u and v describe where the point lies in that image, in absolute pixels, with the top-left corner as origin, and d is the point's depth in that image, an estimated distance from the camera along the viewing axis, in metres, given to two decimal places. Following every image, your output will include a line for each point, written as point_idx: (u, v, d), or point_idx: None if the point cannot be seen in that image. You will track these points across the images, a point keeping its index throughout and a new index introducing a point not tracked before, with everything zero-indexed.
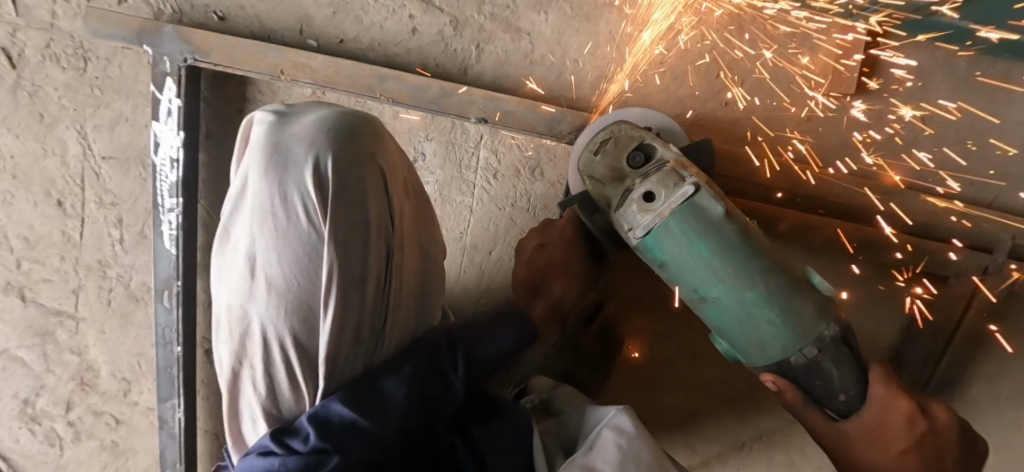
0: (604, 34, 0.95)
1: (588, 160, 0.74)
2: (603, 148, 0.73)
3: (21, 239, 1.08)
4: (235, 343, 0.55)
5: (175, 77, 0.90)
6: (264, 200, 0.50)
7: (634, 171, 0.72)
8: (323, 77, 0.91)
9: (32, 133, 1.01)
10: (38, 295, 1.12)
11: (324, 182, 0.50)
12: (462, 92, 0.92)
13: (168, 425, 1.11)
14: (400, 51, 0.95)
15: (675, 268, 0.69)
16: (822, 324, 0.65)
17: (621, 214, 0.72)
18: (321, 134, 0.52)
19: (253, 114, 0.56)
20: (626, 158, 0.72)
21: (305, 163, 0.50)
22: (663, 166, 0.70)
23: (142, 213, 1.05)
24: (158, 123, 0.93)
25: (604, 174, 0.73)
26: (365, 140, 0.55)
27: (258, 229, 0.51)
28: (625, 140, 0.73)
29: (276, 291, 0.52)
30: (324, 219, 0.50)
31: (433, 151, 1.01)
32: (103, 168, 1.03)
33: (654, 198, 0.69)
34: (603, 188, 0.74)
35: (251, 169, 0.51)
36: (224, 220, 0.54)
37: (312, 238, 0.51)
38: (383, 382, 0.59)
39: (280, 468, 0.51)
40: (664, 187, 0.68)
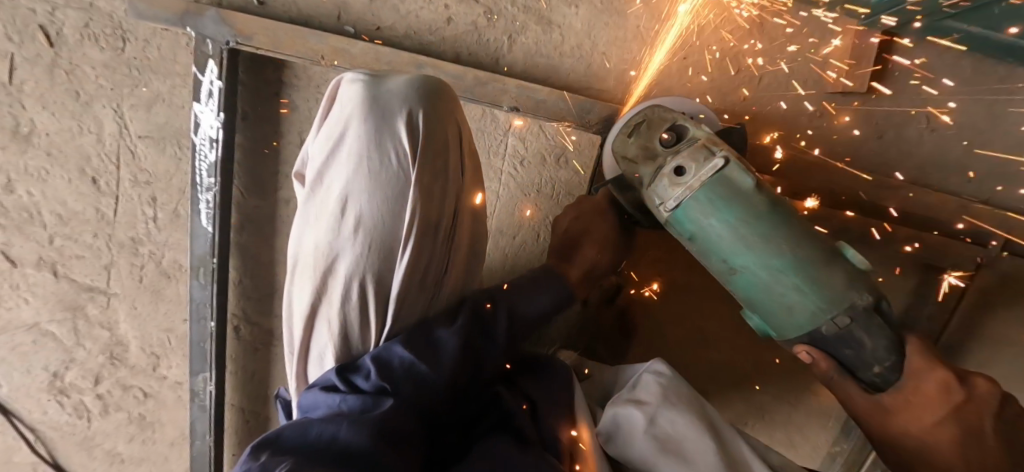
0: (632, 29, 0.99)
1: (620, 142, 0.82)
2: (636, 130, 0.80)
3: (55, 215, 1.10)
4: (316, 281, 0.58)
5: (218, 60, 0.92)
6: (362, 146, 0.55)
7: (666, 150, 0.78)
8: (363, 63, 0.93)
9: (68, 111, 1.03)
10: (70, 271, 1.14)
11: (416, 133, 0.56)
12: (497, 81, 0.95)
13: (199, 398, 1.14)
14: (435, 39, 0.98)
15: (706, 240, 0.76)
16: (855, 293, 0.69)
17: (654, 189, 0.79)
18: (419, 94, 0.58)
19: (344, 74, 0.60)
20: (659, 138, 0.79)
21: (402, 113, 0.55)
22: (692, 143, 0.77)
23: (176, 192, 1.08)
24: (198, 104, 0.95)
25: (637, 153, 0.80)
26: (444, 101, 0.61)
27: (354, 173, 0.55)
28: (658, 121, 0.80)
29: (364, 229, 0.56)
30: (414, 163, 0.56)
31: None
32: (138, 147, 1.05)
33: (686, 173, 0.76)
34: (634, 167, 0.81)
35: (349, 117, 0.56)
36: (314, 166, 0.58)
37: (399, 182, 0.56)
38: (439, 331, 0.65)
39: (343, 404, 0.57)
40: (694, 161, 0.75)
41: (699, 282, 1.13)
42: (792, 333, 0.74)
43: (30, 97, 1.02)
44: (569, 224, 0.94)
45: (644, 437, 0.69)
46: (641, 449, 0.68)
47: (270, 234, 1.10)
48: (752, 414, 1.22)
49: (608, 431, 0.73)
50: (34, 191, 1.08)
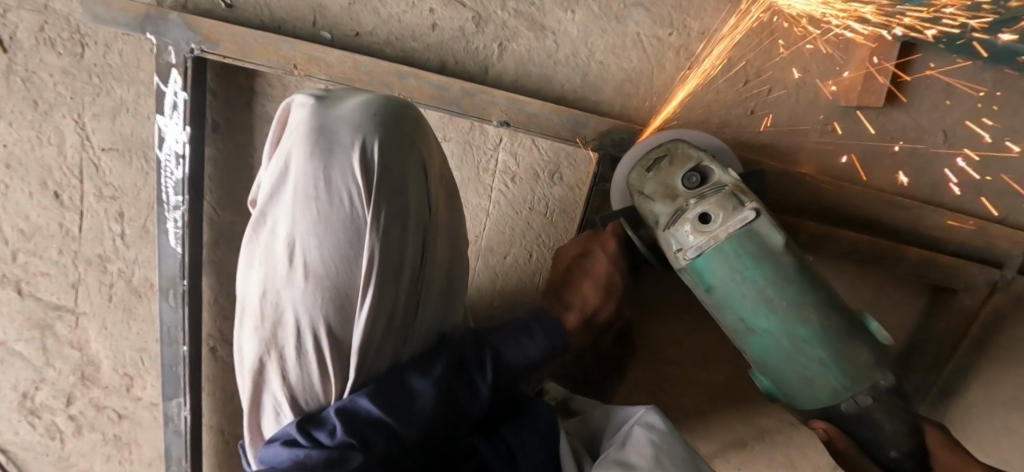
0: (632, 35, 0.92)
1: (638, 175, 0.74)
2: (657, 165, 0.72)
3: (17, 230, 1.04)
4: (266, 331, 0.53)
5: (181, 69, 0.85)
6: (308, 184, 0.49)
7: (688, 191, 0.70)
8: (339, 73, 0.86)
9: (27, 121, 0.96)
10: (37, 289, 1.08)
11: (370, 168, 0.50)
12: (484, 93, 0.88)
13: (173, 423, 1.09)
14: (419, 46, 0.91)
15: (723, 293, 0.69)
16: (876, 372, 0.68)
17: (670, 234, 0.71)
18: (371, 120, 0.51)
19: (292, 98, 0.55)
20: (681, 179, 0.71)
21: (354, 146, 0.49)
22: (718, 187, 0.69)
23: (145, 207, 1.01)
24: (162, 116, 0.88)
25: (656, 190, 0.72)
26: (407, 126, 0.56)
27: (305, 214, 0.50)
28: (682, 158, 0.71)
29: (314, 277, 0.51)
30: (367, 202, 0.50)
31: (450, 151, 0.97)
32: (103, 159, 0.98)
33: (712, 221, 0.68)
34: (650, 204, 0.73)
35: (293, 148, 0.50)
36: (259, 204, 0.52)
37: (353, 222, 0.51)
38: (412, 379, 0.60)
39: (306, 460, 0.52)
40: (723, 210, 0.67)
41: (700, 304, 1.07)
42: (802, 398, 0.71)
43: None
44: (574, 261, 0.85)
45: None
46: None
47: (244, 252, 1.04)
48: (754, 441, 1.17)
49: None
50: None
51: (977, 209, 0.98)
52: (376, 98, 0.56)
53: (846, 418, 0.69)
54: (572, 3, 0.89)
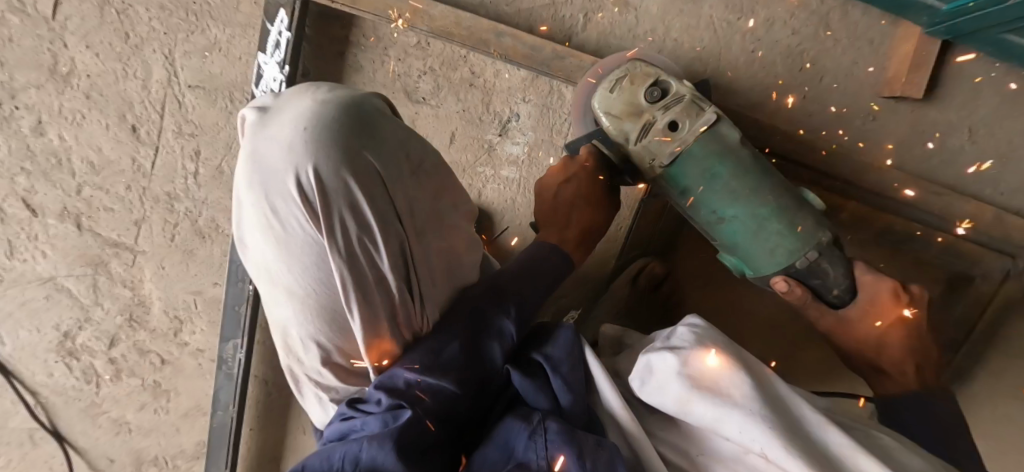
0: (705, 17, 1.00)
1: (604, 98, 0.82)
2: (619, 86, 0.81)
3: (86, 163, 1.04)
4: (280, 329, 0.60)
5: (289, 9, 0.89)
6: (259, 208, 0.49)
7: (652, 105, 0.79)
8: (440, 26, 0.91)
9: (114, 53, 0.98)
10: (97, 224, 1.08)
11: (307, 194, 0.47)
12: (573, 57, 0.92)
13: (227, 366, 1.09)
14: (510, 10, 0.97)
15: (695, 192, 0.81)
16: (820, 232, 0.78)
17: (643, 146, 0.81)
18: (306, 137, 0.47)
19: (241, 110, 0.54)
20: (643, 94, 0.80)
21: (287, 174, 0.46)
22: (678, 97, 0.79)
23: (222, 147, 1.02)
24: (264, 55, 0.91)
25: (623, 109, 0.81)
26: (349, 134, 0.49)
27: (267, 241, 0.51)
28: (641, 76, 0.80)
29: (297, 294, 0.54)
30: (320, 231, 0.49)
31: (528, 113, 1.02)
32: (187, 97, 1.00)
33: (681, 128, 0.78)
34: (621, 123, 0.81)
35: (240, 177, 0.50)
36: (236, 227, 0.55)
37: (314, 246, 0.50)
38: (444, 343, 0.64)
39: (362, 429, 0.57)
40: (687, 117, 0.78)
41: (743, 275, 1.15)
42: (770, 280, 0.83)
43: (74, 35, 0.97)
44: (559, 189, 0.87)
45: (677, 378, 0.60)
46: (673, 393, 0.60)
47: None
48: None
49: (638, 379, 0.64)
50: (68, 135, 1.02)
51: (996, 200, 1.09)
52: (317, 100, 0.50)
53: (814, 287, 0.82)
54: None
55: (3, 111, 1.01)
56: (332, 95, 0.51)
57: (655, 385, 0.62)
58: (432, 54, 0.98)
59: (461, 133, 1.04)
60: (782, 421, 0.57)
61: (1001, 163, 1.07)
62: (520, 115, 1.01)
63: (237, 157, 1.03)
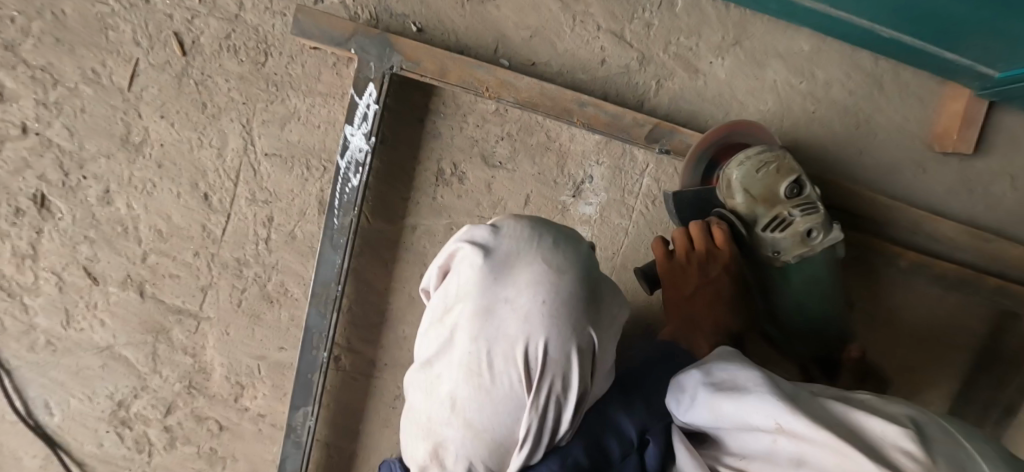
0: (769, 81, 1.05)
1: (749, 175, 0.89)
2: (766, 173, 0.88)
3: (153, 231, 1.02)
4: (430, 459, 0.57)
5: (378, 83, 0.90)
6: (472, 358, 0.53)
7: (790, 204, 0.88)
8: (526, 97, 0.92)
9: (191, 122, 0.97)
10: (160, 291, 1.05)
11: (533, 362, 0.53)
12: (655, 125, 0.96)
13: (295, 434, 1.07)
14: (587, 78, 0.99)
15: (795, 287, 0.93)
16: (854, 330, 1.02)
17: (772, 237, 0.90)
18: (545, 313, 0.53)
19: (459, 246, 0.59)
20: (786, 191, 0.88)
21: (520, 341, 0.52)
22: (815, 204, 0.88)
23: (296, 213, 1.02)
24: (350, 126, 0.91)
25: (763, 193, 0.89)
26: (572, 301, 0.55)
27: (467, 382, 0.53)
28: (788, 172, 0.88)
29: (475, 438, 0.53)
30: (528, 386, 0.53)
31: (601, 175, 1.04)
32: (263, 165, 0.99)
33: (812, 235, 0.89)
34: (756, 205, 0.90)
35: (460, 319, 0.55)
36: (428, 355, 0.57)
37: (513, 397, 0.53)
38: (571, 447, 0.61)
39: None
40: (821, 228, 0.88)
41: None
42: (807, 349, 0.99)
43: (149, 105, 0.96)
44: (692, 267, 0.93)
45: (699, 388, 0.63)
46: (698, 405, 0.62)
47: (389, 261, 1.06)
48: None
49: (677, 401, 0.67)
50: (137, 203, 1.00)
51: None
52: (547, 271, 0.56)
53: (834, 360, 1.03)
54: (723, 51, 1.02)
55: (69, 180, 0.98)
56: (557, 258, 0.57)
57: (687, 403, 0.64)
58: (510, 120, 1.00)
59: (536, 195, 1.04)
60: (801, 403, 0.52)
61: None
62: (594, 177, 1.04)
63: (311, 222, 1.02)
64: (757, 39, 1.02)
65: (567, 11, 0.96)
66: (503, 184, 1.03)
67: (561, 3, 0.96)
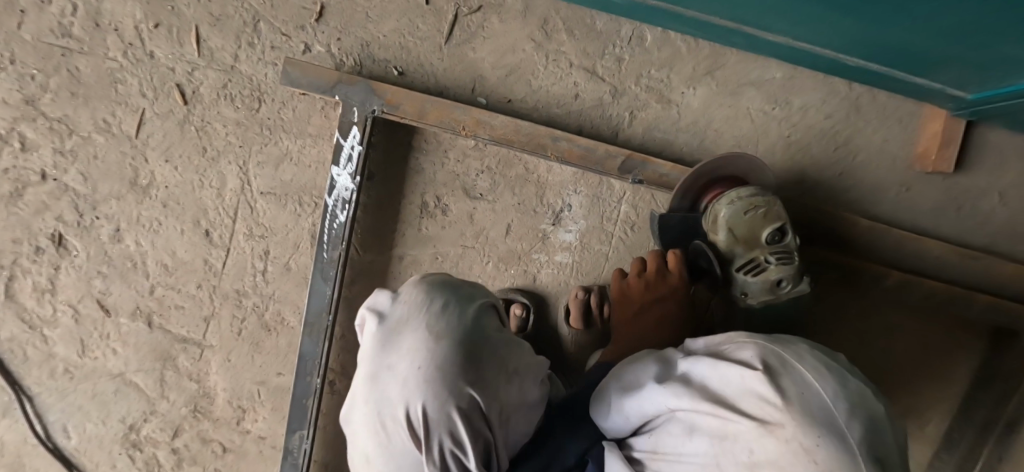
0: (744, 109, 1.06)
1: (736, 214, 0.89)
2: (753, 213, 0.88)
3: (160, 265, 1.09)
4: None
5: (361, 126, 0.96)
6: (369, 422, 0.58)
7: (768, 249, 0.87)
8: (502, 134, 0.97)
9: (192, 165, 1.04)
10: (167, 321, 1.12)
11: (413, 421, 0.57)
12: (627, 156, 1.00)
13: (292, 456, 1.12)
14: (561, 112, 1.03)
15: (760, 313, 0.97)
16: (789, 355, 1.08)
17: (743, 280, 0.90)
18: (420, 379, 0.57)
19: (364, 313, 0.66)
20: (767, 235, 0.87)
21: (398, 403, 0.57)
22: (793, 255, 0.87)
23: (290, 246, 1.08)
24: (337, 167, 0.98)
25: (746, 234, 0.88)
26: (459, 361, 0.59)
27: (369, 440, 0.58)
28: (774, 217, 0.87)
29: None
30: (417, 443, 0.57)
31: (580, 203, 1.08)
32: (259, 202, 1.06)
33: (780, 285, 0.89)
34: (736, 243, 0.89)
35: (360, 382, 0.61)
36: (343, 415, 0.63)
37: (409, 453, 0.57)
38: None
39: None
40: (790, 281, 0.88)
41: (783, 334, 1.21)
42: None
43: (155, 150, 1.03)
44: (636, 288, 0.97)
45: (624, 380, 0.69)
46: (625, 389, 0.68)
47: (379, 290, 1.11)
48: None
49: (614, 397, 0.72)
50: (145, 240, 1.08)
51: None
52: (430, 337, 0.59)
53: None
54: (695, 81, 1.04)
55: (83, 220, 1.06)
56: (445, 317, 0.62)
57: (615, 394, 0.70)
58: (489, 154, 1.05)
59: (517, 224, 1.09)
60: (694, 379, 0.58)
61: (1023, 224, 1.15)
62: (572, 206, 1.08)
63: (304, 255, 1.08)
64: (730, 67, 1.04)
65: (541, 50, 1.00)
66: (485, 214, 1.08)
67: (534, 43, 1.00)
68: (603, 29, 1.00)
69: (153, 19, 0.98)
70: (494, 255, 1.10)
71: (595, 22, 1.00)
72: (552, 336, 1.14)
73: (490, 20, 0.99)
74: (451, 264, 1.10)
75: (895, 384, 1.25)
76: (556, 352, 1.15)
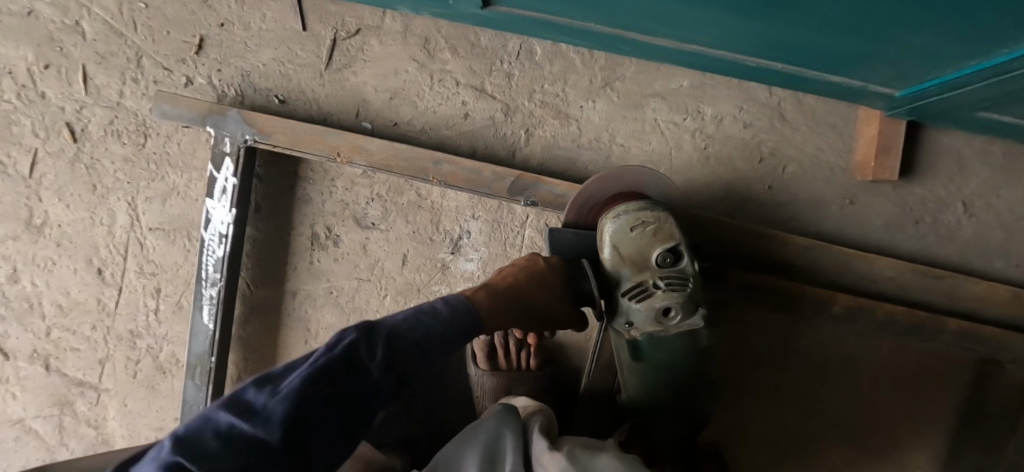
0: (650, 121, 0.99)
1: (622, 231, 0.72)
2: (641, 229, 0.71)
3: (55, 306, 1.06)
4: None
5: (234, 157, 0.93)
6: None
7: (657, 271, 0.70)
8: (379, 159, 0.92)
9: (83, 202, 1.03)
10: (63, 365, 1.08)
11: None
12: (516, 177, 0.92)
13: None
14: (451, 133, 0.98)
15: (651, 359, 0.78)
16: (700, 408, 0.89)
17: (625, 306, 0.73)
18: None
19: None
20: (655, 254, 0.70)
21: None
22: (686, 281, 0.70)
23: (182, 283, 1.04)
24: (211, 200, 0.94)
25: (631, 252, 0.71)
26: None
27: None
28: (665, 234, 0.71)
29: None
30: None
31: (479, 229, 1.00)
32: (149, 238, 1.03)
33: (669, 316, 0.71)
34: (621, 264, 0.72)
35: None
36: None
37: None
38: None
39: None
40: (682, 310, 0.70)
41: (729, 369, 1.08)
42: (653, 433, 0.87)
43: (48, 189, 1.03)
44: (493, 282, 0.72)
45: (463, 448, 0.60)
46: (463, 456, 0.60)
47: (274, 327, 1.05)
48: None
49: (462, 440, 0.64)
50: (40, 281, 1.06)
51: (999, 274, 1.02)
52: None
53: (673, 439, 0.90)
54: (594, 95, 0.97)
55: None
56: None
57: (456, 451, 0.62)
58: (378, 181, 0.99)
59: (413, 255, 1.01)
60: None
61: (993, 236, 1.02)
62: (470, 233, 0.99)
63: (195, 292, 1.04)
64: (630, 79, 0.97)
65: (424, 71, 0.96)
66: (378, 245, 1.01)
67: (416, 63, 0.96)
68: (488, 46, 0.95)
69: (43, 60, 0.99)
70: (392, 288, 1.02)
71: (479, 39, 0.95)
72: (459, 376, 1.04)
73: (370, 42, 0.96)
74: (347, 299, 1.03)
75: (848, 427, 1.08)
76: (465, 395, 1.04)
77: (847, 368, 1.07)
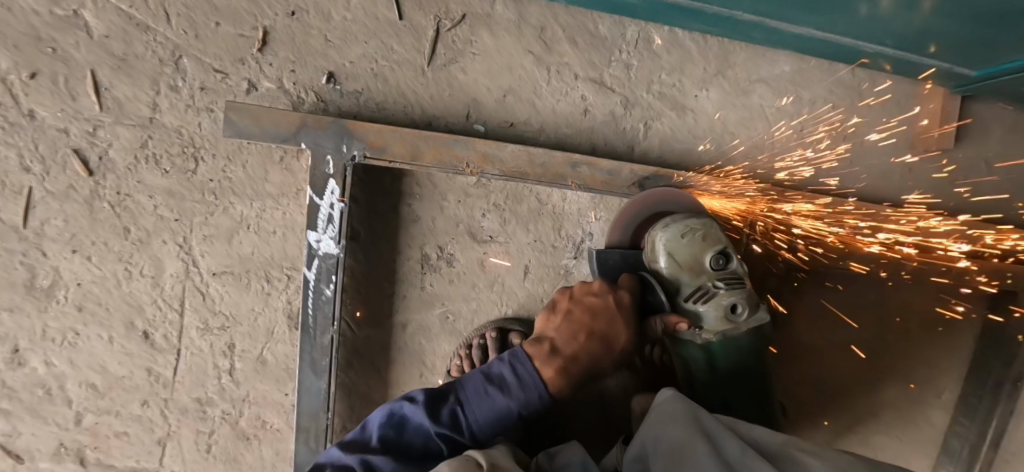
0: (755, 107, 0.98)
1: (675, 240, 0.75)
2: (692, 234, 0.75)
3: (85, 386, 0.83)
4: None
5: (341, 179, 0.77)
6: None
7: (716, 272, 0.74)
8: (514, 168, 0.82)
9: (112, 253, 0.79)
10: (107, 455, 0.85)
11: None
12: (652, 175, 0.88)
13: None
14: (572, 131, 0.90)
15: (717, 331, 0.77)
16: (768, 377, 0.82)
17: (695, 309, 0.75)
18: None
19: None
20: (712, 257, 0.74)
21: None
22: (742, 280, 0.75)
23: (262, 334, 0.86)
24: (315, 232, 0.78)
25: (689, 260, 0.75)
26: None
27: None
28: (715, 238, 0.75)
29: None
30: None
31: (602, 231, 0.94)
32: (213, 286, 0.83)
33: (737, 312, 0.75)
34: (680, 271, 0.75)
35: None
36: None
37: None
38: None
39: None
40: (746, 303, 0.74)
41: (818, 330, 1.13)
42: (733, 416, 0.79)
43: (56, 241, 0.78)
44: (543, 339, 0.65)
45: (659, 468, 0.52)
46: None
47: (382, 368, 0.91)
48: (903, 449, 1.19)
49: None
50: (58, 358, 0.81)
51: None
52: None
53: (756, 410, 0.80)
54: (707, 83, 0.95)
55: None
56: None
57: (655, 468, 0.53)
58: (494, 190, 0.89)
59: (535, 265, 0.93)
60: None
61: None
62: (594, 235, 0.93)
63: (281, 342, 0.87)
64: (739, 65, 0.96)
65: (541, 64, 0.87)
66: (497, 259, 0.91)
67: (532, 56, 0.86)
68: (607, 35, 0.89)
69: (27, 68, 0.73)
70: (514, 305, 0.93)
71: (597, 27, 0.88)
72: (585, 383, 0.99)
73: (478, 33, 0.84)
74: (465, 323, 0.92)
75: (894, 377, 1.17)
76: (596, 404, 1.00)
77: (897, 323, 1.15)
